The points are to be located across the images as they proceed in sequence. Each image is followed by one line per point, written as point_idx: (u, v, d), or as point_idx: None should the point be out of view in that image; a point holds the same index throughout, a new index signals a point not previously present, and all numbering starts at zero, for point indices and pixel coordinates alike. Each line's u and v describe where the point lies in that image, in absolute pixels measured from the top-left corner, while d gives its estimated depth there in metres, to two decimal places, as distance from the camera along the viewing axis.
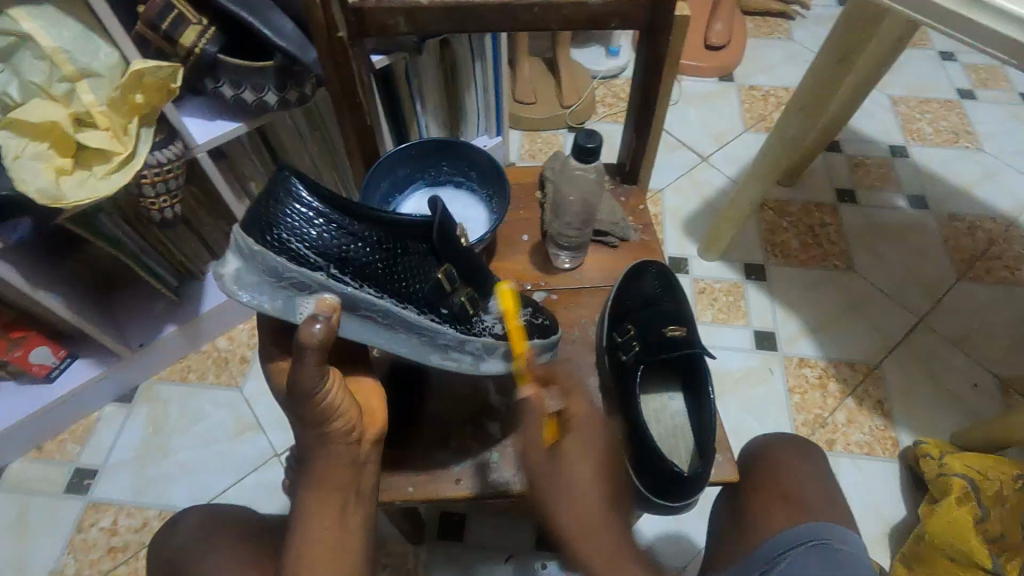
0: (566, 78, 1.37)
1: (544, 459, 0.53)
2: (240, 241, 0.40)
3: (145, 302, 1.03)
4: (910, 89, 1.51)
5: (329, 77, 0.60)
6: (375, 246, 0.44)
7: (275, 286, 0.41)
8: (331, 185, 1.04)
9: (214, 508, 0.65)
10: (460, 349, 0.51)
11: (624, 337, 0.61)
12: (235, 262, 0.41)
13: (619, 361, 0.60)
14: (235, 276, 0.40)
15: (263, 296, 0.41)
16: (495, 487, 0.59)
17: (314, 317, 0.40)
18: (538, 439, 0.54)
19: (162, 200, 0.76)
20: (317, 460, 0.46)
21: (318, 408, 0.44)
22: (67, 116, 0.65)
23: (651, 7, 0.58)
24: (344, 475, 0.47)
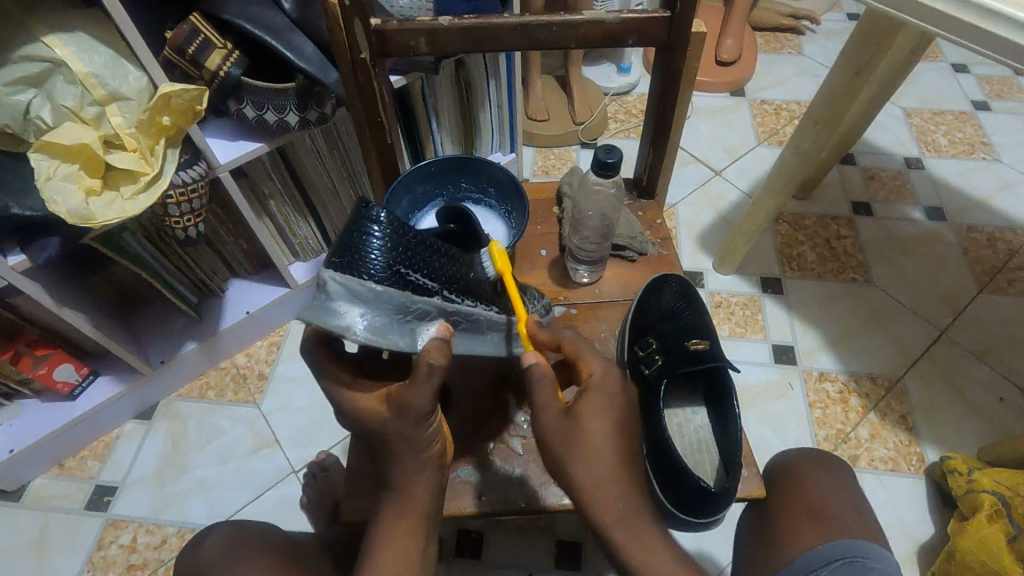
0: (578, 95, 1.38)
1: (562, 419, 0.51)
2: (353, 286, 0.43)
3: (166, 319, 1.04)
4: (923, 101, 1.50)
5: (352, 98, 0.62)
6: (457, 261, 0.51)
7: (398, 322, 0.46)
8: (348, 203, 1.05)
9: (235, 525, 0.66)
10: (519, 332, 0.58)
11: (646, 350, 0.60)
12: (356, 309, 0.44)
13: (642, 374, 0.60)
14: (360, 320, 0.44)
15: (393, 333, 0.45)
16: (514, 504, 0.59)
17: (444, 342, 0.47)
18: (550, 403, 0.51)
19: (186, 218, 0.78)
20: (413, 481, 0.52)
21: (425, 432, 0.50)
22: (97, 139, 0.67)
23: (666, 24, 0.59)
24: (431, 495, 0.53)
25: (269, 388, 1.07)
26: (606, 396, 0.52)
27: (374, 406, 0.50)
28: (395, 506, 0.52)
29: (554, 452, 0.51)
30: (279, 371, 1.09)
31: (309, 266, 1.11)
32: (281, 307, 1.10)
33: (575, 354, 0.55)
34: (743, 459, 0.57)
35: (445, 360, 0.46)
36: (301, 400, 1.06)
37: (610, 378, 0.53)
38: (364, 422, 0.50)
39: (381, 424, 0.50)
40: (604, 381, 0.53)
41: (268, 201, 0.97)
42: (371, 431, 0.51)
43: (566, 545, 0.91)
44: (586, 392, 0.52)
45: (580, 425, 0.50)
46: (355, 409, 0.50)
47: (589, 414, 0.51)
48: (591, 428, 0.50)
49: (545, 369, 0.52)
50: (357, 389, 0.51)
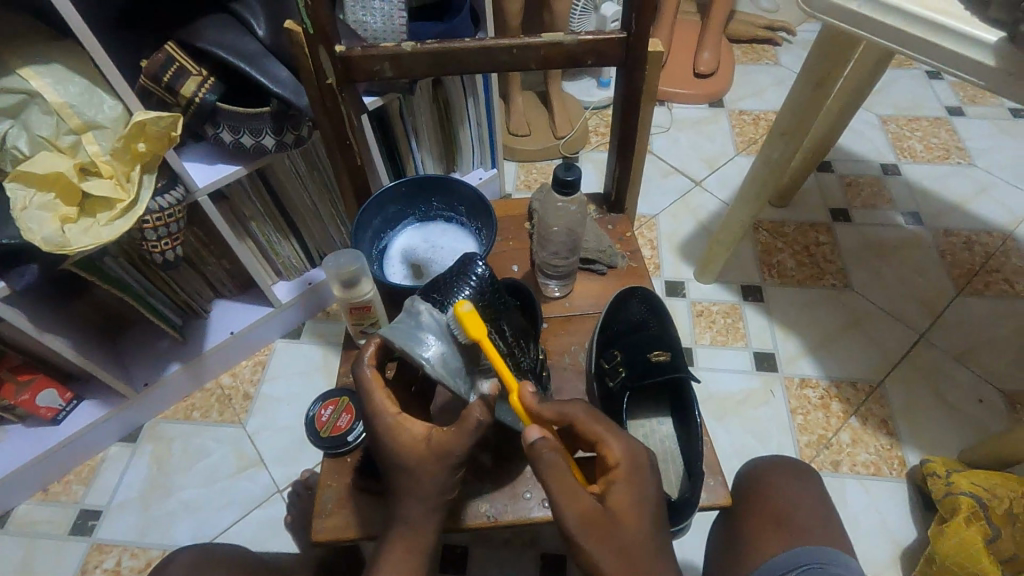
0: (558, 109, 1.41)
1: (601, 527, 0.46)
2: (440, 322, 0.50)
3: (151, 341, 1.05)
4: (898, 108, 1.53)
5: (321, 121, 0.63)
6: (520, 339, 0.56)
7: (467, 370, 0.50)
8: (329, 222, 1.07)
9: (208, 546, 0.66)
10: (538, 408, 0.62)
11: (611, 363, 0.61)
12: (438, 345, 0.49)
13: (607, 387, 0.60)
14: (434, 354, 0.48)
15: (456, 376, 0.50)
16: (486, 517, 0.60)
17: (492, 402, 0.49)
18: (576, 494, 0.46)
19: (164, 243, 0.79)
20: (416, 516, 0.50)
21: (452, 475, 0.51)
22: (72, 167, 0.68)
23: (625, 44, 0.60)
24: (430, 535, 0.51)
25: (254, 408, 1.07)
26: (640, 484, 0.48)
27: (417, 440, 0.50)
28: (400, 541, 0.50)
29: (591, 552, 0.45)
30: (264, 390, 1.09)
31: (292, 285, 1.12)
32: (267, 325, 1.11)
33: (591, 434, 0.50)
34: (711, 468, 0.58)
35: (490, 416, 0.48)
36: (286, 418, 1.06)
37: (641, 464, 0.49)
38: (399, 453, 0.50)
39: (417, 460, 0.50)
40: (623, 465, 0.48)
41: (249, 222, 0.98)
42: (401, 463, 0.50)
43: (551, 558, 0.91)
44: (616, 485, 0.48)
45: (622, 521, 0.46)
46: (395, 438, 0.51)
47: (623, 508, 0.47)
48: (631, 524, 0.46)
49: (553, 446, 0.46)
50: (398, 415, 0.52)
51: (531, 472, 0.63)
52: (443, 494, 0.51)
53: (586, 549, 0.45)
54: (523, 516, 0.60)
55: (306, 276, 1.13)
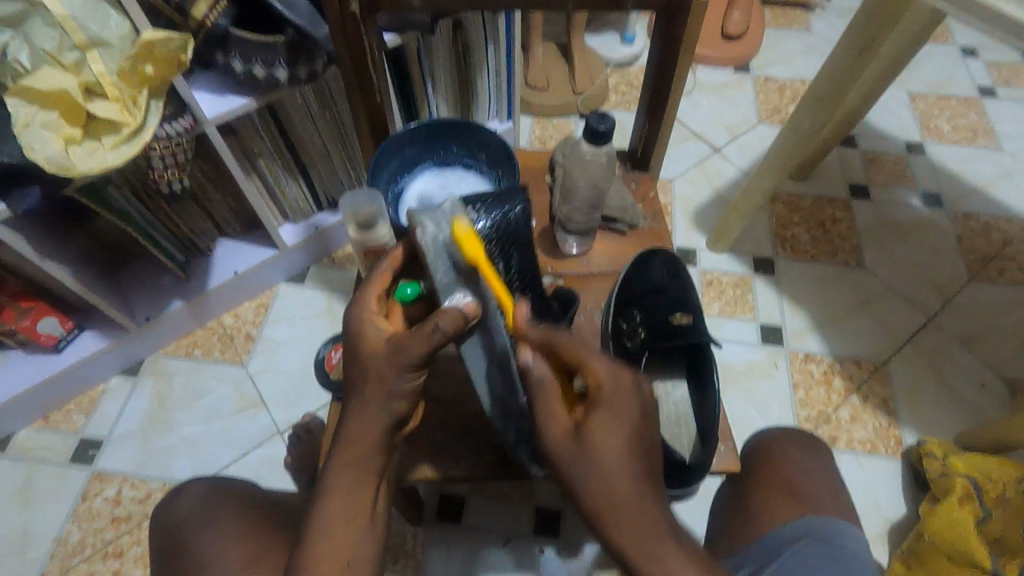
0: (579, 63, 1.35)
1: (572, 451, 0.44)
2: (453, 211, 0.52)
3: (153, 276, 1.04)
4: (929, 84, 1.48)
5: (341, 53, 0.60)
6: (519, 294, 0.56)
7: (453, 262, 0.51)
8: (339, 164, 1.04)
9: (218, 479, 0.67)
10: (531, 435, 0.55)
11: (629, 324, 0.62)
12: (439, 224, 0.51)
13: (624, 347, 0.61)
14: (433, 229, 0.51)
15: (442, 259, 0.50)
16: (492, 469, 0.60)
17: (463, 316, 0.47)
18: (559, 420, 0.46)
19: (171, 173, 0.76)
20: (354, 427, 0.47)
21: (400, 384, 0.47)
22: (77, 86, 0.64)
23: None
24: (370, 458, 0.47)
25: (256, 349, 1.07)
26: (621, 411, 0.45)
27: (378, 337, 0.49)
28: (346, 450, 0.47)
29: (567, 471, 0.44)
30: (267, 333, 1.09)
31: (299, 229, 1.10)
32: (270, 267, 1.09)
33: (575, 359, 0.47)
34: (721, 434, 0.58)
35: (454, 328, 0.46)
36: (287, 361, 1.06)
37: (625, 390, 0.45)
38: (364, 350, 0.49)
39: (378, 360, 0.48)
40: (604, 392, 0.45)
41: (257, 159, 0.95)
42: (360, 360, 0.49)
43: (546, 513, 0.92)
44: (597, 410, 0.45)
45: (596, 453, 0.43)
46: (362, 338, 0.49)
47: (600, 438, 0.43)
48: (606, 447, 0.44)
49: (542, 370, 0.47)
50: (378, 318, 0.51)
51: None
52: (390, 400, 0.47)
53: (564, 468, 0.44)
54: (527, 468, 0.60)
55: (313, 220, 1.11)
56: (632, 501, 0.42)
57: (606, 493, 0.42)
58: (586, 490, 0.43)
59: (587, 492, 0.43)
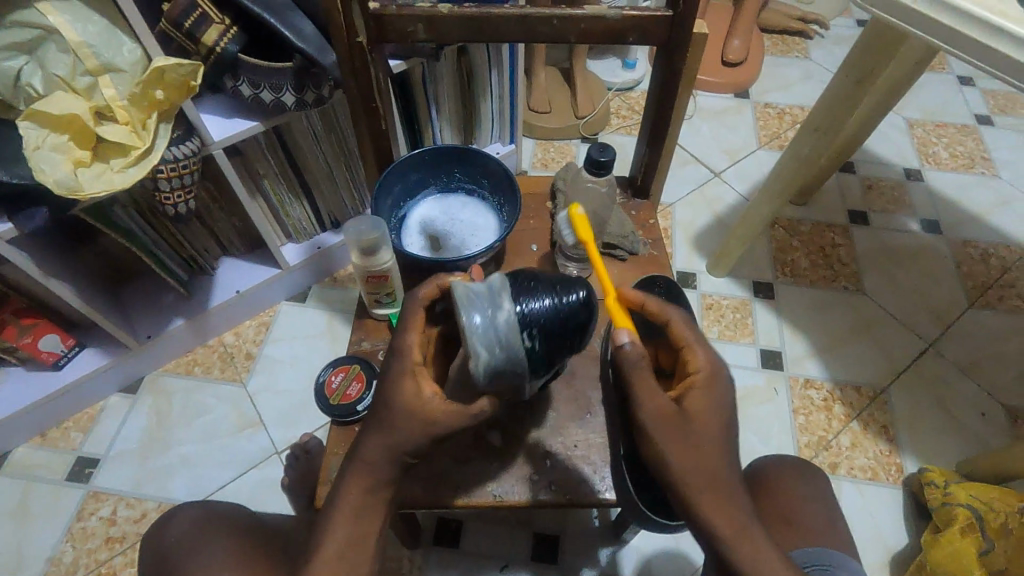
0: (581, 88, 1.38)
1: (676, 415, 0.47)
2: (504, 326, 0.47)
3: (156, 294, 1.04)
4: (926, 112, 1.50)
5: (347, 82, 0.61)
6: None
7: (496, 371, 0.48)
8: (342, 185, 1.05)
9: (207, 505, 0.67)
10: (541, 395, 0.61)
11: None
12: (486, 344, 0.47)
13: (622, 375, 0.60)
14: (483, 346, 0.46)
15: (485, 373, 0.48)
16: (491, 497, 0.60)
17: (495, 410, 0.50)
18: (657, 394, 0.48)
19: (177, 194, 0.77)
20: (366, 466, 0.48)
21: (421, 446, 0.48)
22: (88, 110, 0.66)
23: (667, 23, 0.58)
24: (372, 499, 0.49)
25: (256, 368, 1.07)
26: (719, 397, 0.49)
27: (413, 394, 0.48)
28: (353, 480, 0.48)
29: (658, 441, 0.47)
30: (267, 351, 1.09)
31: (302, 248, 1.11)
32: (271, 286, 1.09)
33: (681, 343, 0.52)
34: None
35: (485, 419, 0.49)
36: (287, 380, 1.06)
37: (721, 380, 0.50)
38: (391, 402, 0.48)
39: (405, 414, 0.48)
40: (700, 372, 0.50)
41: (262, 179, 0.97)
42: (388, 409, 0.48)
43: (543, 538, 0.91)
44: (694, 391, 0.49)
45: (695, 424, 0.47)
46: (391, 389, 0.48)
47: (699, 414, 0.48)
48: (705, 427, 0.48)
49: (640, 352, 0.49)
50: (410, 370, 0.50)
51: (542, 452, 0.62)
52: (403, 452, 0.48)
53: (660, 446, 0.47)
54: (526, 496, 0.60)
55: (316, 240, 1.12)
56: (709, 467, 0.46)
57: (690, 458, 0.46)
58: (668, 453, 0.46)
59: (674, 454, 0.46)
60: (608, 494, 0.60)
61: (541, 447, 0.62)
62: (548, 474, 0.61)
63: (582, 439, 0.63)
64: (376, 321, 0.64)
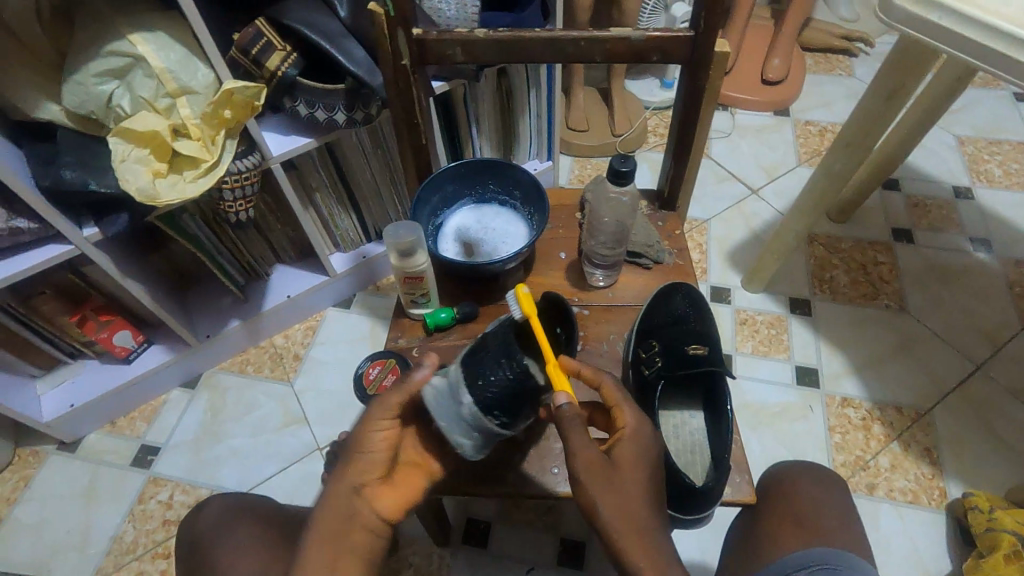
0: (619, 107, 1.41)
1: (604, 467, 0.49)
2: (471, 422, 0.51)
3: (215, 297, 1.13)
4: (978, 129, 1.46)
5: (392, 101, 0.66)
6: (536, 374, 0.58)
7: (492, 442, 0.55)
8: (387, 198, 1.12)
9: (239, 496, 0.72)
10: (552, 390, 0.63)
11: (648, 353, 0.63)
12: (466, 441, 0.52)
13: (642, 375, 0.62)
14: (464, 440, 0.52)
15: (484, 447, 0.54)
16: (514, 487, 0.63)
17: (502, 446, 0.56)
18: (588, 449, 0.50)
19: (239, 204, 0.85)
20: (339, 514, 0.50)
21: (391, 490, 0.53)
22: (166, 126, 0.74)
23: (691, 43, 0.61)
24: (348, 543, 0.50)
25: (303, 368, 1.14)
26: (644, 449, 0.51)
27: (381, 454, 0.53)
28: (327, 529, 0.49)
29: (590, 491, 0.48)
30: (313, 353, 1.16)
31: (348, 257, 1.18)
32: (321, 292, 1.17)
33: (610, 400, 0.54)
34: (737, 466, 0.59)
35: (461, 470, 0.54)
36: (331, 380, 1.12)
37: (645, 432, 0.53)
38: (363, 450, 0.52)
39: (376, 462, 0.53)
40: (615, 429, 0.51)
41: (314, 192, 1.04)
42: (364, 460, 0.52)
43: (568, 544, 0.93)
44: (622, 444, 0.51)
45: (623, 475, 0.49)
46: (365, 434, 0.52)
47: (627, 465, 0.50)
48: (632, 478, 0.50)
49: (577, 411, 0.51)
50: (388, 423, 0.53)
51: (565, 448, 0.66)
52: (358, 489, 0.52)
53: (591, 496, 0.48)
54: (547, 489, 0.63)
55: (362, 250, 1.19)
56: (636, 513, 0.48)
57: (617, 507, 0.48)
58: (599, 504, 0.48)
59: (604, 504, 0.48)
60: None
61: (564, 443, 0.66)
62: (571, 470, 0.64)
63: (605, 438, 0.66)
64: (412, 319, 0.68)
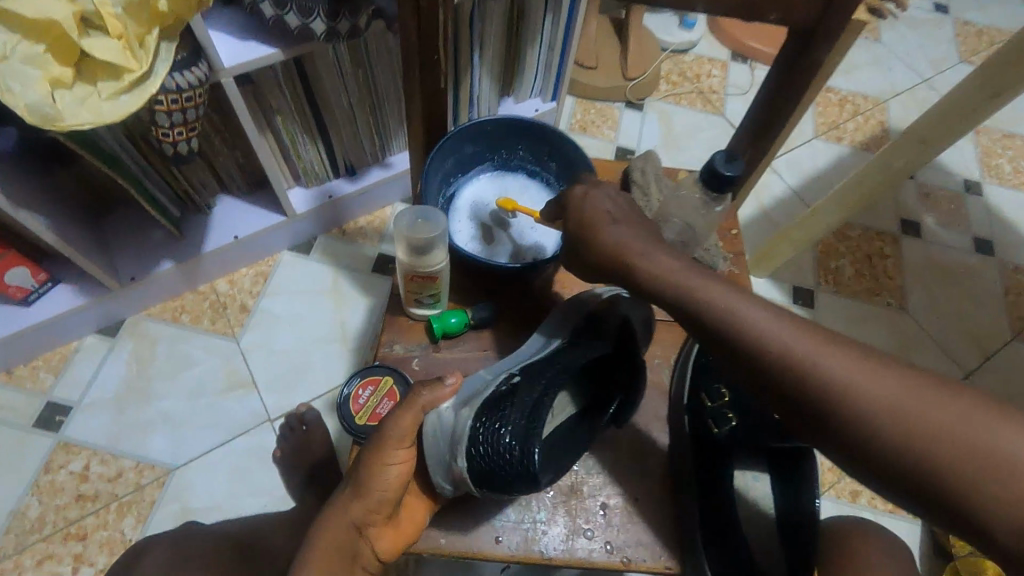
0: (634, 46, 1.23)
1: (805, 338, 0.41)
2: (446, 468, 0.49)
3: (141, 229, 0.92)
4: (995, 119, 1.39)
5: (407, 27, 0.48)
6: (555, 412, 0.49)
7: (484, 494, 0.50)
8: (363, 129, 0.92)
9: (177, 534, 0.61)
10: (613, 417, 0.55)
11: (716, 405, 0.58)
12: (446, 484, 0.50)
13: (708, 432, 0.58)
14: (445, 484, 0.51)
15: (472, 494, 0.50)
16: (538, 550, 0.55)
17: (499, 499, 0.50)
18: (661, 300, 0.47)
19: (177, 131, 0.64)
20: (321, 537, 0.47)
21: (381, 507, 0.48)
22: (70, 16, 0.51)
23: (824, 3, 0.46)
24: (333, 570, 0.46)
25: (251, 323, 0.97)
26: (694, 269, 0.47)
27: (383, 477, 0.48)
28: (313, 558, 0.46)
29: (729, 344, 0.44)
30: (263, 306, 0.98)
31: (311, 194, 0.98)
32: (278, 233, 0.98)
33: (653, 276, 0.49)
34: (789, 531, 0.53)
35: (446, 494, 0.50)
36: (284, 340, 0.96)
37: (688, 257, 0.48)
38: (372, 485, 0.47)
39: (385, 498, 0.48)
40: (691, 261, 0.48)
41: (274, 115, 0.83)
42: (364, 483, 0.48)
43: None
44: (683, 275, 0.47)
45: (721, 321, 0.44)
46: (379, 467, 0.48)
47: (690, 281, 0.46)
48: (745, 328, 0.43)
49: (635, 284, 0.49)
50: (404, 454, 0.49)
51: (594, 502, 0.58)
52: (360, 529, 0.48)
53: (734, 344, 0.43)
54: (578, 557, 0.56)
55: (327, 188, 0.99)
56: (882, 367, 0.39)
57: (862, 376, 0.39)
58: (838, 392, 0.39)
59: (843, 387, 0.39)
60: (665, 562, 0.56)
61: (599, 497, 0.58)
62: (602, 533, 0.56)
63: (645, 492, 0.59)
64: (413, 319, 0.58)
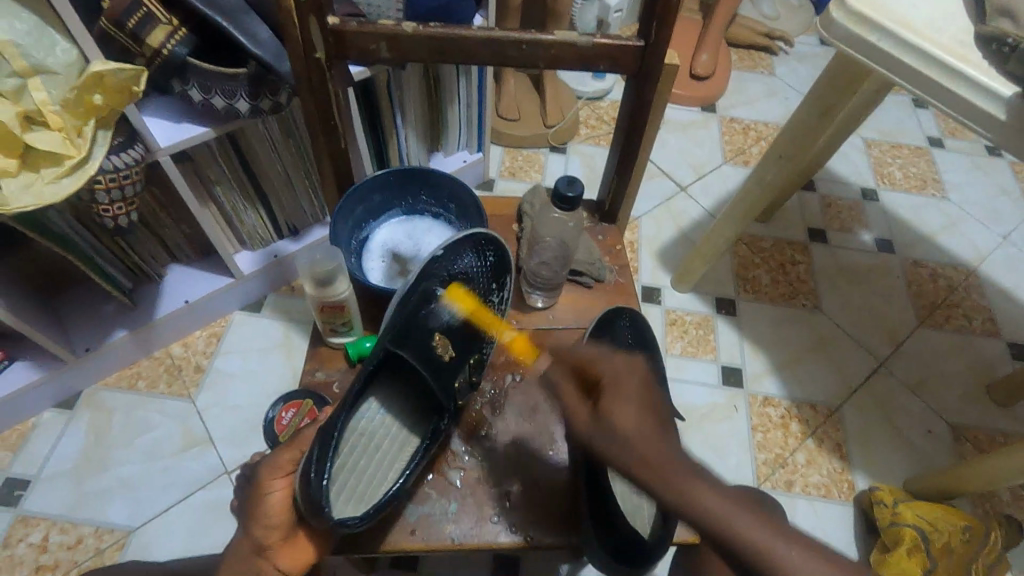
0: (551, 97, 1.36)
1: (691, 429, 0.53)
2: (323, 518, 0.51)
3: (94, 303, 0.97)
4: (883, 133, 1.54)
5: (305, 100, 0.57)
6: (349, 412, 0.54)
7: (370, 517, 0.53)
8: (301, 193, 1.01)
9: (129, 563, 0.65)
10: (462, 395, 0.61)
11: None
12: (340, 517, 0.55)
13: None
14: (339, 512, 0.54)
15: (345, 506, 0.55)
16: (450, 538, 0.61)
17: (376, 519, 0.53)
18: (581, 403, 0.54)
19: (117, 206, 0.72)
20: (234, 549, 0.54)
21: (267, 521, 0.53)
22: (15, 115, 0.60)
23: (640, 53, 0.57)
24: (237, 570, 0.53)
25: (205, 382, 1.02)
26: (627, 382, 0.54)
27: (269, 495, 0.54)
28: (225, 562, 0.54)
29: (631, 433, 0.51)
30: (216, 364, 1.04)
31: (257, 256, 1.06)
32: (225, 296, 1.04)
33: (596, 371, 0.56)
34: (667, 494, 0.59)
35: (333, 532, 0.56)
36: (237, 394, 1.01)
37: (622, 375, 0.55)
38: (262, 509, 0.54)
39: (273, 515, 0.54)
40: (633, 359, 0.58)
41: (214, 187, 0.91)
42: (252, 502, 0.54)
43: (502, 560, 0.90)
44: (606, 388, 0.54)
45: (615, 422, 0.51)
46: (263, 487, 0.55)
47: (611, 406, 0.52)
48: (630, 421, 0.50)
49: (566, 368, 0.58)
50: (284, 481, 0.55)
51: (503, 488, 0.64)
52: (260, 552, 0.53)
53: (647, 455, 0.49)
54: (488, 541, 0.61)
55: (272, 248, 1.07)
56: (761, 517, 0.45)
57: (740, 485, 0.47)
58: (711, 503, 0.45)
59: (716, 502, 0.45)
60: (568, 532, 0.62)
61: (506, 485, 0.64)
62: (510, 515, 0.62)
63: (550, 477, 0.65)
64: (331, 348, 0.66)
